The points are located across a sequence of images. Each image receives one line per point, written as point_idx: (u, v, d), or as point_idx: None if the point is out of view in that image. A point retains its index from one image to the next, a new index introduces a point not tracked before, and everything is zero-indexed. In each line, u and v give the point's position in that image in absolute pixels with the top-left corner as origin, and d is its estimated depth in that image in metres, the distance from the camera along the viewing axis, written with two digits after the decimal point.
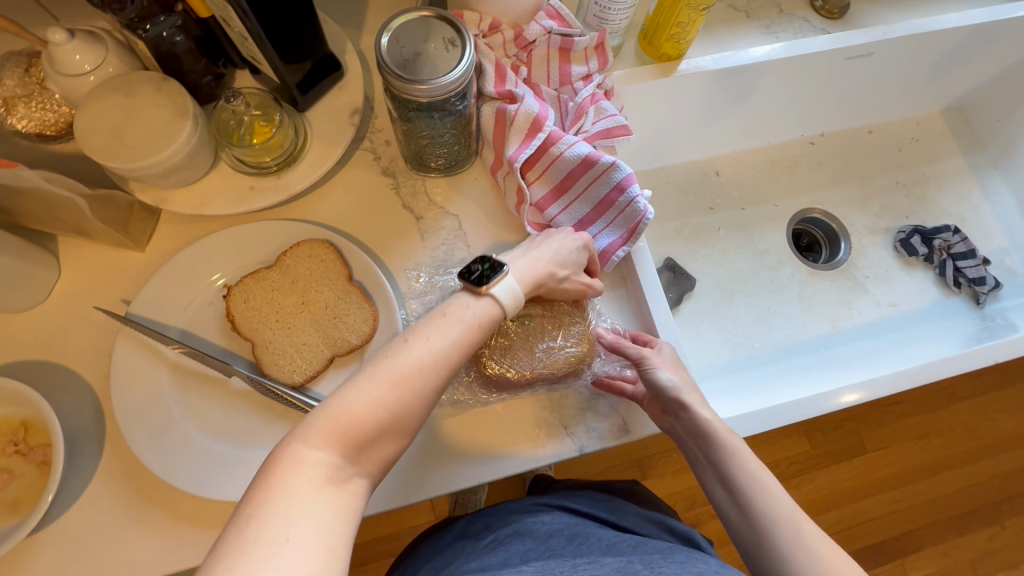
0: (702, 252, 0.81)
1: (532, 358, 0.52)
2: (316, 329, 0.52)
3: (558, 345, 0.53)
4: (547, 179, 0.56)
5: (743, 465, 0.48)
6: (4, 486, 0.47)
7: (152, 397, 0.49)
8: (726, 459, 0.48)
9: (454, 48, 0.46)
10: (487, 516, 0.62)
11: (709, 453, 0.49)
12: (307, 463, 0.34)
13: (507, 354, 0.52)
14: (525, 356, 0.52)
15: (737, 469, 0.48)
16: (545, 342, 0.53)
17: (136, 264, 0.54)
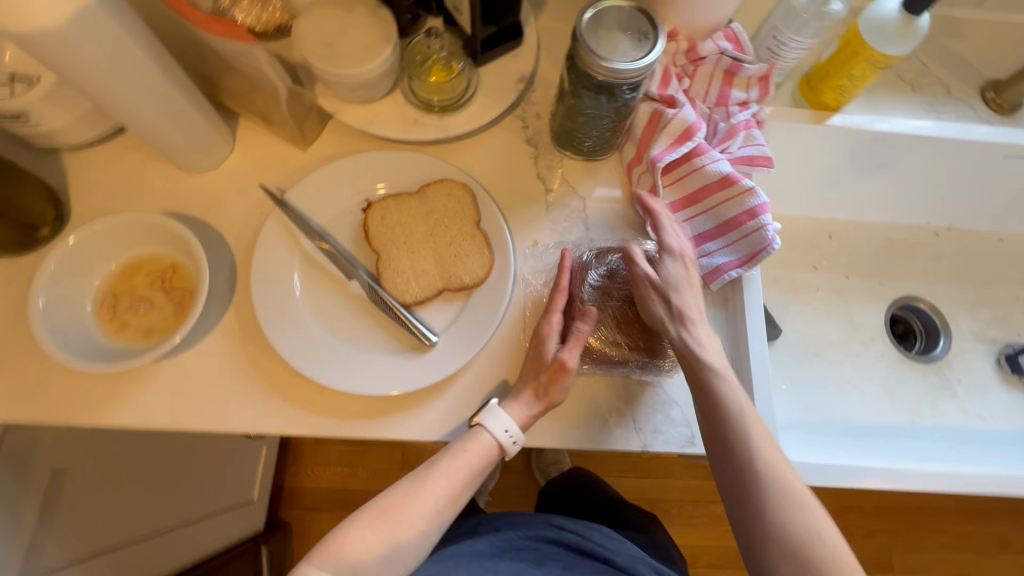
0: (794, 307, 0.80)
1: None
2: (435, 259, 0.56)
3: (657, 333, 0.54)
4: (680, 187, 0.58)
5: (737, 418, 0.47)
6: (143, 313, 0.53)
7: (282, 277, 0.54)
8: (726, 426, 0.47)
9: (646, 40, 0.49)
10: (497, 520, 0.64)
11: (709, 415, 0.48)
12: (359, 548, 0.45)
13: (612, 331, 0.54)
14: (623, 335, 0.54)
15: (734, 421, 0.47)
16: (645, 327, 0.54)
17: (297, 160, 0.60)
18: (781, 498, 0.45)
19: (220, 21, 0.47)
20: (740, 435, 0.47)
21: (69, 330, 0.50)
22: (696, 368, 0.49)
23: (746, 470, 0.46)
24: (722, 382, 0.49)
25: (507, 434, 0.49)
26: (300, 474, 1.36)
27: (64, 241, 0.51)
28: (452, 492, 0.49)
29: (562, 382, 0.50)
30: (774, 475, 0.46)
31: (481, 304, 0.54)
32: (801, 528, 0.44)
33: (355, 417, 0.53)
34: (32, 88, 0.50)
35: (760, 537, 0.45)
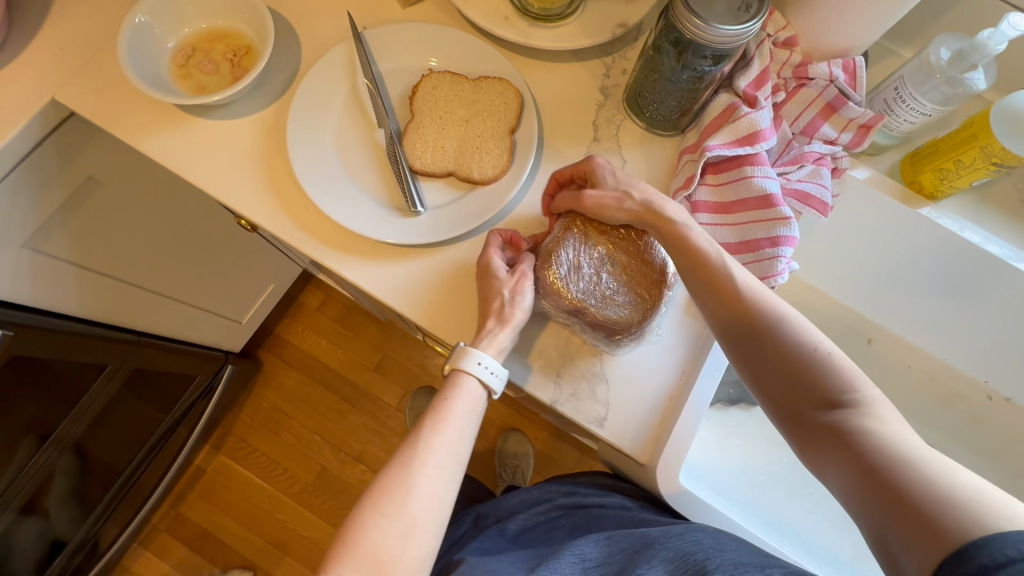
0: None
1: (593, 298, 0.51)
2: (458, 144, 0.57)
3: (621, 301, 0.52)
4: (721, 189, 0.55)
5: (746, 301, 0.46)
6: (206, 73, 0.59)
7: (325, 97, 0.58)
8: (753, 319, 0.45)
9: (745, 12, 0.46)
10: (494, 510, 0.74)
11: (736, 313, 0.46)
12: (375, 532, 0.45)
13: (578, 280, 0.52)
14: (588, 292, 0.52)
15: (753, 303, 0.46)
16: (611, 292, 0.52)
17: (392, 11, 0.63)
18: (815, 380, 0.43)
19: None
20: (768, 322, 0.45)
21: (145, 55, 0.57)
22: (704, 268, 0.48)
23: (768, 360, 0.45)
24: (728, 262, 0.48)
25: (484, 368, 0.50)
26: (291, 328, 1.45)
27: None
28: (452, 440, 0.49)
29: (520, 291, 0.51)
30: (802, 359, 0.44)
31: (476, 201, 0.55)
32: (846, 405, 0.41)
33: (323, 242, 0.56)
34: None
35: (827, 430, 0.41)
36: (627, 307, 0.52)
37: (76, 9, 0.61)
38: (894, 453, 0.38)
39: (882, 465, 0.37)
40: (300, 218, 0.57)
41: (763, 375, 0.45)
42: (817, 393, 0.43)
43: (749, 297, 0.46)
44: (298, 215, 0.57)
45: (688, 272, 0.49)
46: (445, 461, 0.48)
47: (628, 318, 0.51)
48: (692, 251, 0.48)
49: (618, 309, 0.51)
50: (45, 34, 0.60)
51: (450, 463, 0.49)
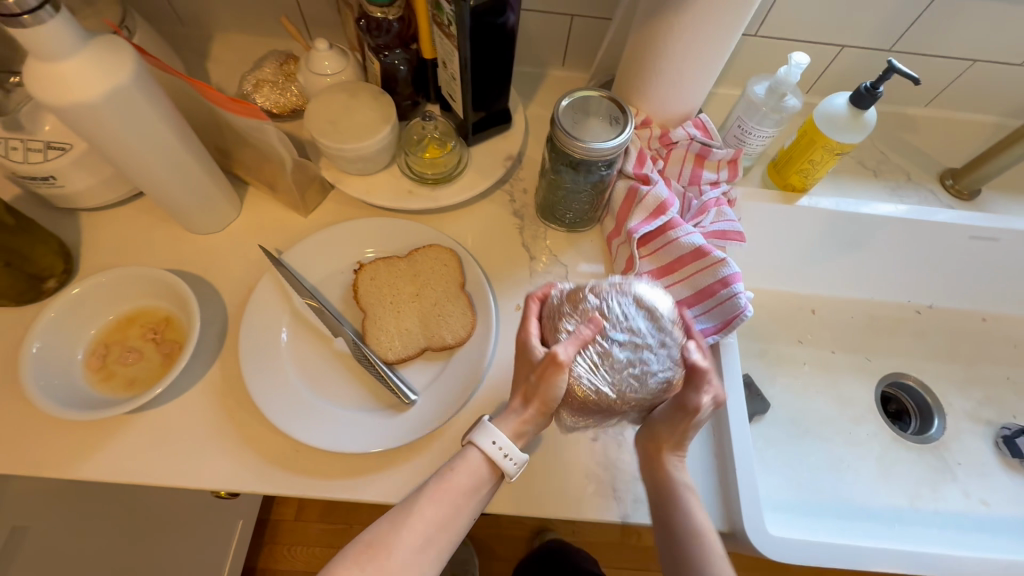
0: (781, 380, 0.80)
1: (614, 387, 0.45)
2: (420, 320, 0.58)
3: (648, 378, 0.45)
4: (657, 257, 0.61)
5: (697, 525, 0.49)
6: (131, 363, 0.55)
7: (270, 331, 0.56)
8: (667, 490, 0.50)
9: (616, 124, 0.54)
10: None
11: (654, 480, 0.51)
12: None
13: (594, 372, 0.44)
14: (610, 380, 0.45)
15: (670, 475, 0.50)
16: (636, 372, 0.45)
17: (297, 224, 0.64)
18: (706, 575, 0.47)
19: (238, 101, 0.52)
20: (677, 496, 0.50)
21: (57, 377, 0.51)
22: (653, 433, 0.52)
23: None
24: (689, 493, 0.50)
25: (496, 447, 0.47)
26: (274, 553, 1.28)
27: (68, 288, 0.53)
28: (448, 516, 0.45)
29: (557, 378, 0.44)
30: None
31: (462, 363, 0.55)
32: None
33: (327, 476, 0.52)
34: (65, 153, 0.55)
35: None
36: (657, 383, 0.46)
37: None
38: None
39: None
40: (292, 463, 0.52)
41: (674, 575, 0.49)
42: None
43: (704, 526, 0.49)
44: (289, 461, 0.52)
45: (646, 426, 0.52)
46: (437, 537, 0.45)
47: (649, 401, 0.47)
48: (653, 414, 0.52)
49: (648, 388, 0.46)
50: None
51: (438, 534, 0.45)
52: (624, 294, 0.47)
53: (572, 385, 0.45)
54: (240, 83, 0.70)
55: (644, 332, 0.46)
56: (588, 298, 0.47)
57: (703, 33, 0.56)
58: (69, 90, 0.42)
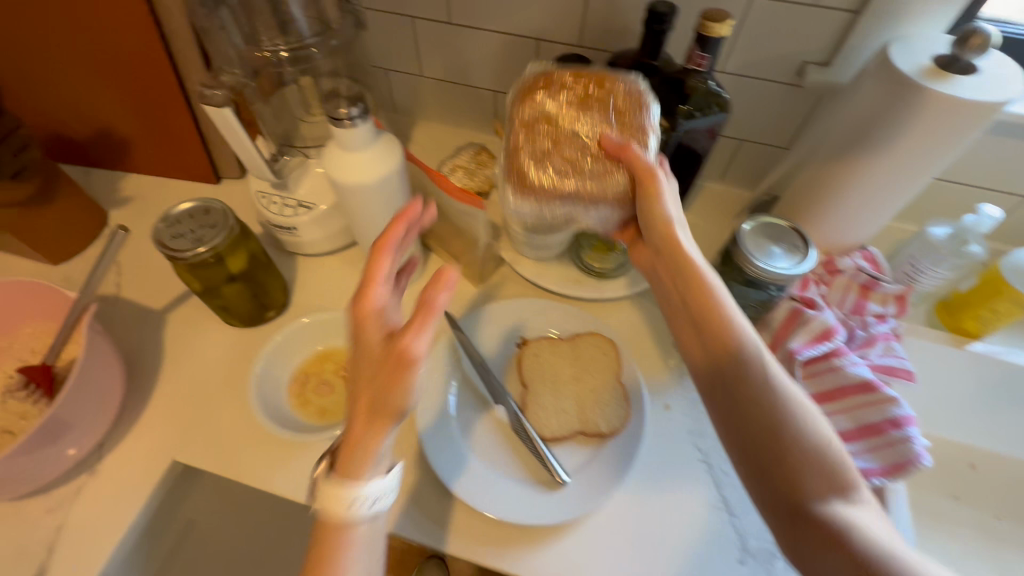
0: (933, 538, 0.73)
1: (559, 173, 0.51)
2: (576, 402, 0.61)
3: (603, 169, 0.51)
4: (817, 381, 0.61)
5: (767, 380, 0.44)
6: (323, 394, 0.62)
7: (441, 387, 0.62)
8: (736, 362, 0.45)
9: (797, 254, 0.57)
10: None
11: (716, 355, 0.46)
12: None
13: (533, 155, 0.52)
14: (554, 168, 0.51)
15: (744, 351, 0.45)
16: (587, 167, 0.51)
17: (470, 293, 0.72)
18: (803, 459, 0.42)
19: (464, 190, 0.60)
20: (756, 372, 0.44)
21: (270, 396, 0.60)
22: (707, 312, 0.47)
23: (770, 442, 0.42)
24: (779, 377, 0.44)
25: (372, 500, 0.44)
26: None
27: (299, 318, 0.64)
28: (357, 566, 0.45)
29: (407, 383, 0.41)
30: (809, 460, 0.42)
31: (615, 454, 0.57)
32: (823, 488, 0.41)
33: (475, 539, 0.54)
34: (309, 212, 0.68)
35: (804, 493, 0.41)
36: (585, 140, 0.51)
37: (183, 366, 0.65)
38: (864, 540, 0.38)
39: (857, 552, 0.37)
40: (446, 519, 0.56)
41: (761, 466, 0.43)
42: (790, 467, 0.42)
43: (765, 372, 0.44)
44: (443, 516, 0.56)
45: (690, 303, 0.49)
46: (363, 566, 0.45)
47: (595, 93, 0.53)
48: (693, 280, 0.49)
49: (611, 177, 0.51)
50: (162, 397, 0.63)
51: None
52: (618, 106, 0.53)
53: (519, 165, 0.52)
54: (438, 165, 0.82)
55: (603, 127, 0.52)
56: (561, 82, 0.54)
57: (892, 176, 0.59)
58: (353, 172, 0.53)
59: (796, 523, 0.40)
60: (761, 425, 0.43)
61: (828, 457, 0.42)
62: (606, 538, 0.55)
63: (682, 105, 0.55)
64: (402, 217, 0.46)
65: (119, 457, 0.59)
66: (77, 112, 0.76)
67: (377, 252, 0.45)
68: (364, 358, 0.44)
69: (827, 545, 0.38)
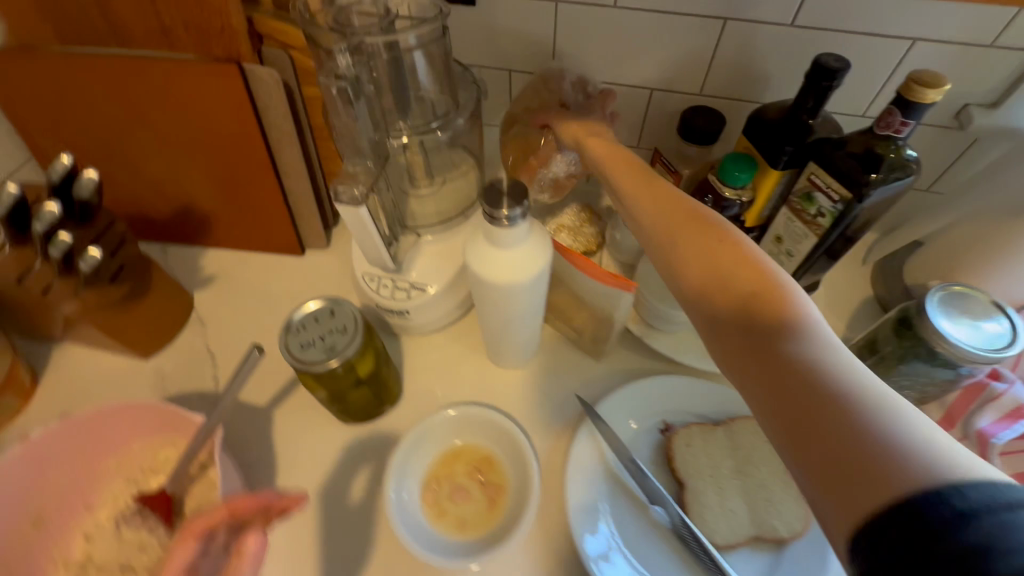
0: None
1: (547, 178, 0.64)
2: (744, 499, 0.55)
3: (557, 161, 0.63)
4: (1015, 465, 0.55)
5: (786, 307, 0.35)
6: (460, 501, 0.57)
7: (588, 487, 0.57)
8: (711, 269, 0.38)
9: (997, 330, 0.51)
10: None
11: (695, 269, 0.39)
12: None
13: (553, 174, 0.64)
14: (551, 175, 0.64)
15: (727, 263, 0.38)
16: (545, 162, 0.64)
17: (594, 369, 0.67)
18: (817, 359, 0.32)
19: (614, 273, 0.55)
20: (738, 275, 0.37)
21: (409, 510, 0.55)
22: (715, 240, 0.40)
23: (790, 387, 0.32)
24: (772, 269, 0.36)
25: None
26: None
27: (446, 410, 0.59)
28: None
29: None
30: (793, 364, 0.32)
31: (804, 566, 0.51)
32: (805, 363, 0.32)
33: None
34: (421, 295, 0.63)
35: (773, 389, 0.33)
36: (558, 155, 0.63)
37: (300, 470, 0.61)
38: (845, 421, 0.29)
39: (853, 448, 0.28)
40: None
41: (747, 387, 0.35)
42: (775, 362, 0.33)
43: (764, 298, 0.35)
44: None
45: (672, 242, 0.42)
46: None
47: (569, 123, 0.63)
48: (699, 222, 0.41)
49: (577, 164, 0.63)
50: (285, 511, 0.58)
51: None
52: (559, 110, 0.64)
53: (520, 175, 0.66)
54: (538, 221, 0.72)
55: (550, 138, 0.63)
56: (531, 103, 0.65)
57: None
58: (506, 270, 0.48)
59: (820, 467, 0.29)
60: (772, 356, 0.33)
61: (818, 364, 0.32)
62: None
63: (871, 174, 0.48)
64: (226, 506, 0.41)
65: None
66: (160, 192, 0.72)
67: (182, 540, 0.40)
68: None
69: (814, 446, 0.30)
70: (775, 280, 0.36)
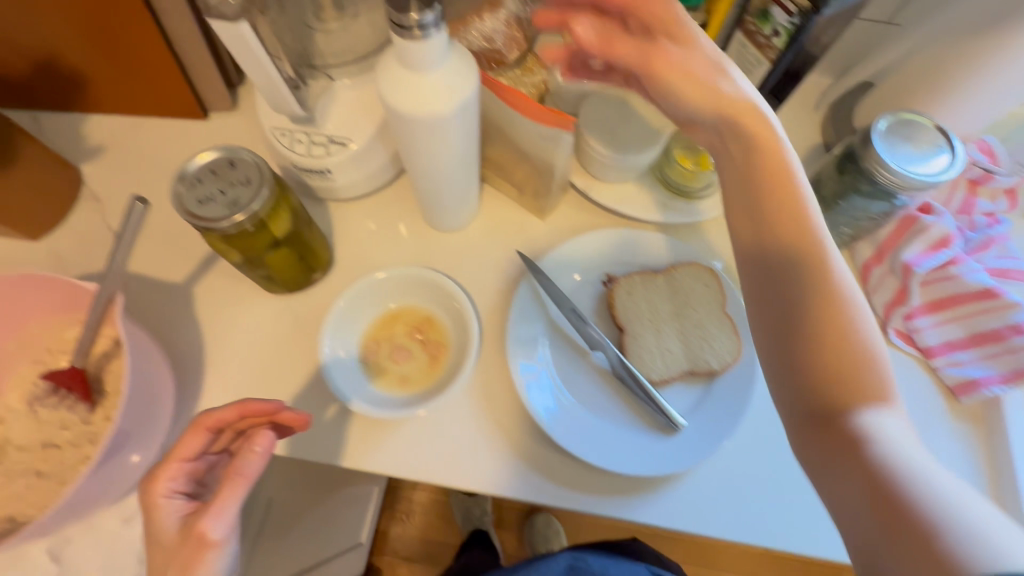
0: None
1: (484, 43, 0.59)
2: (681, 339, 0.57)
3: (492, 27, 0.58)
4: (930, 292, 0.58)
5: (844, 309, 0.36)
6: (403, 361, 0.56)
7: (530, 338, 0.56)
8: (805, 290, 0.36)
9: (940, 156, 0.50)
10: None
11: (774, 282, 0.38)
12: None
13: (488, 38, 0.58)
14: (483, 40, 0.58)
15: (795, 276, 0.37)
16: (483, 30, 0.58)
17: (537, 227, 0.64)
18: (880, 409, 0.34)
19: (555, 110, 0.49)
20: (807, 296, 0.36)
21: (345, 368, 0.54)
22: (787, 226, 0.37)
23: (838, 426, 0.34)
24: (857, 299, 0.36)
25: None
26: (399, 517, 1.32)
27: (374, 275, 0.56)
28: None
29: (203, 565, 0.37)
30: (859, 420, 0.33)
31: (731, 393, 0.54)
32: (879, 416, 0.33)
33: (594, 491, 0.53)
34: (342, 150, 0.56)
35: (842, 429, 0.33)
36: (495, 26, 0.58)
37: (233, 344, 0.58)
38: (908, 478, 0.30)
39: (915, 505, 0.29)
40: (560, 475, 0.53)
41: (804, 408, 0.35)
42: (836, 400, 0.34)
43: (845, 334, 0.35)
44: (557, 472, 0.53)
45: (767, 240, 0.38)
46: None
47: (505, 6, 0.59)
48: (758, 192, 0.39)
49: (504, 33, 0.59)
50: (219, 383, 0.56)
51: None
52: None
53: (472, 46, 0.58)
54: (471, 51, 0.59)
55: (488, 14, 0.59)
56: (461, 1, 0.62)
57: None
58: (427, 100, 0.42)
59: (880, 525, 0.30)
60: (847, 398, 0.34)
61: (890, 428, 0.33)
62: (730, 476, 0.53)
63: None
64: (238, 406, 0.42)
65: None
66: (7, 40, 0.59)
67: (193, 430, 0.41)
68: (162, 544, 0.40)
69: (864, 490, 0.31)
70: (858, 320, 0.35)
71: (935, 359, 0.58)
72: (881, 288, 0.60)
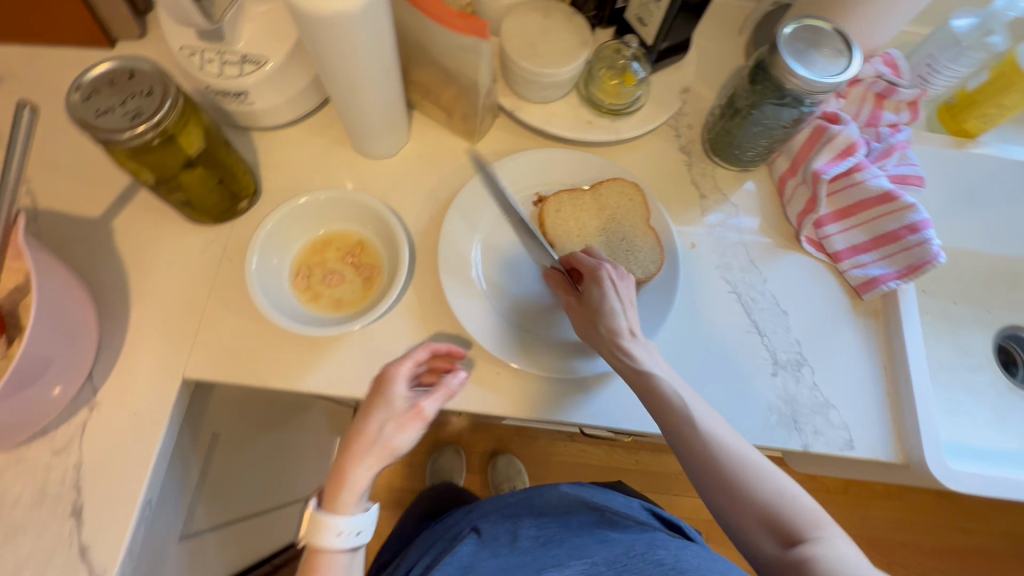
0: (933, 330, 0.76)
1: None
2: (609, 253, 0.59)
3: None
4: (837, 199, 0.62)
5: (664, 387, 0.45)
6: (336, 284, 0.57)
7: (461, 257, 0.57)
8: (691, 446, 0.44)
9: (841, 59, 0.52)
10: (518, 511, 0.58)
11: (679, 447, 0.44)
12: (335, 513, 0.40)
13: None
14: None
15: (683, 433, 0.44)
16: None
17: (468, 152, 0.64)
18: (783, 506, 0.40)
19: (464, 15, 0.48)
20: (702, 440, 0.43)
21: (274, 289, 0.54)
22: (649, 392, 0.46)
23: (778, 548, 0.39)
24: (710, 424, 0.44)
25: None
26: None
27: (298, 198, 0.55)
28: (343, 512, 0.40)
29: (408, 432, 0.41)
30: (781, 527, 0.40)
31: (654, 300, 0.56)
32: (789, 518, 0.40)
33: (527, 397, 0.55)
34: (257, 69, 0.54)
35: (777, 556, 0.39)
36: None
37: (158, 276, 0.57)
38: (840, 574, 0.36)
39: None
40: (494, 384, 0.55)
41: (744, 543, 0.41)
42: (764, 522, 0.40)
43: (731, 460, 0.42)
44: (492, 382, 0.55)
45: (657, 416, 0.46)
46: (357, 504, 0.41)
47: None
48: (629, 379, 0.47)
49: None
50: (145, 314, 0.55)
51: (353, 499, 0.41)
52: None
53: None
54: None
55: None
56: None
57: None
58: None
59: None
60: (760, 517, 0.40)
61: (799, 516, 0.40)
62: None
63: None
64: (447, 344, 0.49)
65: (117, 384, 0.53)
66: None
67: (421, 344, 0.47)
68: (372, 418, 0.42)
69: None
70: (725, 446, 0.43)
71: (840, 264, 0.63)
72: (795, 199, 0.64)
